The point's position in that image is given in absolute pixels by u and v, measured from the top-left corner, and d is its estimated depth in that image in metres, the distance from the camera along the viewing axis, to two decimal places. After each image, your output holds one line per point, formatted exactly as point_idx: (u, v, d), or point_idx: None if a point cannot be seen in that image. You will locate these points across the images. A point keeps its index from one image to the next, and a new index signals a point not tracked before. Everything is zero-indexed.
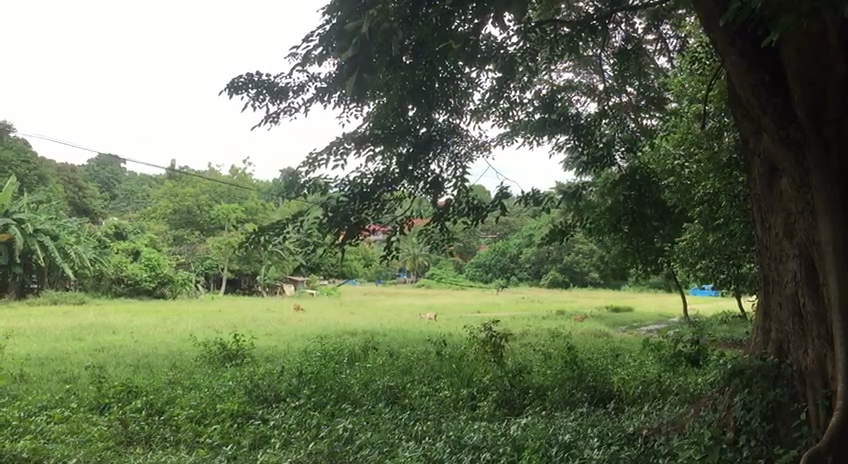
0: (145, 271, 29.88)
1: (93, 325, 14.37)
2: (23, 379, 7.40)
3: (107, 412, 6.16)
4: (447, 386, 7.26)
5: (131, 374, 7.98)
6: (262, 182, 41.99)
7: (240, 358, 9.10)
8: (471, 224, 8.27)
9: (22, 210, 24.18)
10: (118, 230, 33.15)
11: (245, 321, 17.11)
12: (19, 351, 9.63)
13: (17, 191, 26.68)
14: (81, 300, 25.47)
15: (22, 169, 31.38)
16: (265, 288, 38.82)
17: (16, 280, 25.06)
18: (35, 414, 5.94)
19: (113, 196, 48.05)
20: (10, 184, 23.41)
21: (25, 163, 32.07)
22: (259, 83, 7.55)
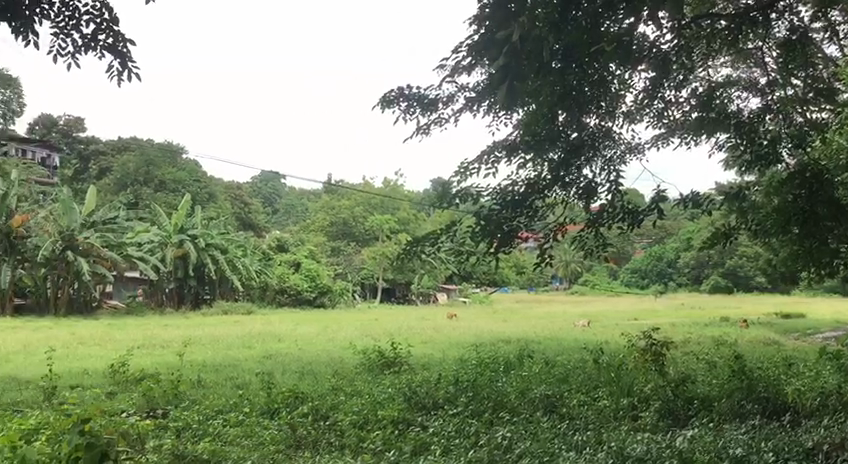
0: (305, 282, 31.29)
1: (261, 334, 15.12)
2: (201, 385, 7.91)
3: (277, 417, 6.46)
4: (606, 396, 7.09)
5: (297, 381, 8.34)
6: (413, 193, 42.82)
7: (398, 366, 9.30)
8: (628, 229, 7.95)
9: (194, 227, 25.94)
10: (280, 243, 34.83)
11: (400, 330, 17.51)
12: (197, 358, 10.33)
13: (190, 209, 28.72)
14: (248, 310, 26.91)
15: (194, 188, 33.72)
16: (419, 296, 39.51)
17: (192, 291, 26.86)
18: (213, 418, 6.31)
19: (275, 211, 50.67)
20: (184, 202, 25.26)
21: (197, 183, 34.42)
22: (409, 96, 7.74)
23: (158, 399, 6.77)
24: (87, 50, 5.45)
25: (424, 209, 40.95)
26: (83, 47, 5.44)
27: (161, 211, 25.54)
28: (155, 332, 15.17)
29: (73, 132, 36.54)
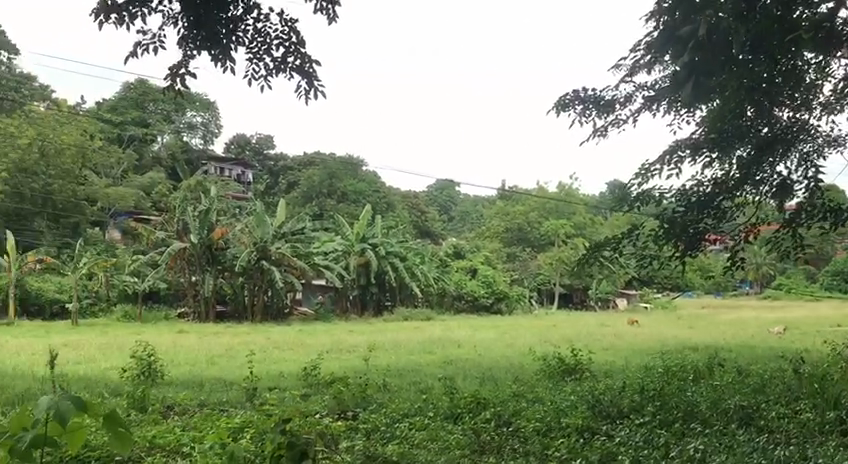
0: (482, 288, 31.60)
1: (441, 340, 15.45)
2: (387, 389, 8.17)
3: (460, 422, 6.55)
4: (809, 409, 6.59)
5: (477, 386, 8.44)
6: (589, 196, 42.01)
7: (579, 373, 9.15)
8: (830, 229, 7.36)
9: (376, 235, 26.83)
10: (457, 249, 35.50)
11: (580, 336, 17.23)
12: (382, 363, 10.71)
13: (371, 218, 29.83)
14: (427, 317, 27.52)
15: (374, 198, 34.93)
16: (598, 302, 38.73)
17: (373, 298, 27.88)
18: (399, 421, 6.48)
19: (450, 219, 51.56)
20: (365, 212, 26.26)
21: (376, 193, 35.70)
22: (585, 98, 7.70)
23: (347, 400, 7.05)
24: (277, 72, 5.82)
25: (602, 213, 40.02)
26: (274, 69, 5.81)
27: (344, 221, 26.71)
28: (342, 337, 15.92)
29: (265, 150, 39.60)
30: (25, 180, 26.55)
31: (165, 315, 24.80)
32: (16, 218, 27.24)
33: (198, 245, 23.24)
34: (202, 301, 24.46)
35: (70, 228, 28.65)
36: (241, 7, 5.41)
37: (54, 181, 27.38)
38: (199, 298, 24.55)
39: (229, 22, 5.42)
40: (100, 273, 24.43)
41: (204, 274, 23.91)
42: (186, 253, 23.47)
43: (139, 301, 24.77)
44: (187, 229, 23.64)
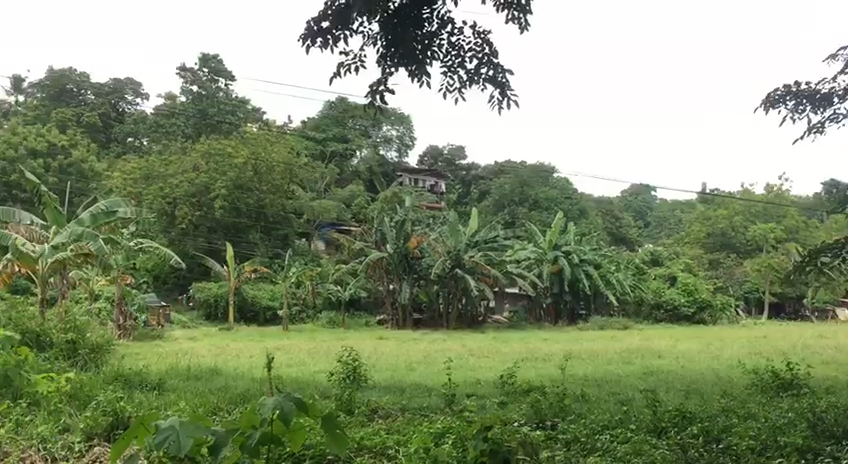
0: (683, 297, 30.31)
1: (641, 350, 14.98)
2: (585, 399, 8.01)
3: (665, 436, 6.29)
4: None
5: (682, 400, 8.08)
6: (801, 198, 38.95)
7: (796, 389, 8.50)
8: None
9: (569, 243, 26.64)
10: (653, 256, 34.54)
11: (796, 348, 16.00)
12: (580, 372, 10.55)
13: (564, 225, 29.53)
14: (625, 325, 26.74)
15: (566, 205, 34.47)
16: (814, 312, 35.87)
17: (568, 306, 27.62)
18: (601, 432, 6.34)
19: (646, 224, 49.82)
20: (557, 219, 26.04)
21: (570, 200, 35.28)
22: (798, 93, 7.51)
23: (546, 410, 6.95)
24: (471, 83, 5.93)
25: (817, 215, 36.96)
26: (467, 81, 5.92)
27: (537, 228, 26.73)
28: (538, 345, 15.87)
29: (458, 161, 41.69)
30: (241, 196, 29.01)
31: (366, 322, 26.04)
32: (233, 231, 29.74)
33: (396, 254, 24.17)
34: (399, 309, 25.55)
35: (280, 240, 30.84)
36: (436, 22, 5.59)
37: (267, 196, 29.77)
38: (397, 306, 25.65)
39: (425, 38, 5.62)
40: (307, 282, 26.33)
41: (401, 282, 24.79)
42: (385, 262, 24.56)
43: (343, 308, 26.16)
44: (385, 239, 24.60)
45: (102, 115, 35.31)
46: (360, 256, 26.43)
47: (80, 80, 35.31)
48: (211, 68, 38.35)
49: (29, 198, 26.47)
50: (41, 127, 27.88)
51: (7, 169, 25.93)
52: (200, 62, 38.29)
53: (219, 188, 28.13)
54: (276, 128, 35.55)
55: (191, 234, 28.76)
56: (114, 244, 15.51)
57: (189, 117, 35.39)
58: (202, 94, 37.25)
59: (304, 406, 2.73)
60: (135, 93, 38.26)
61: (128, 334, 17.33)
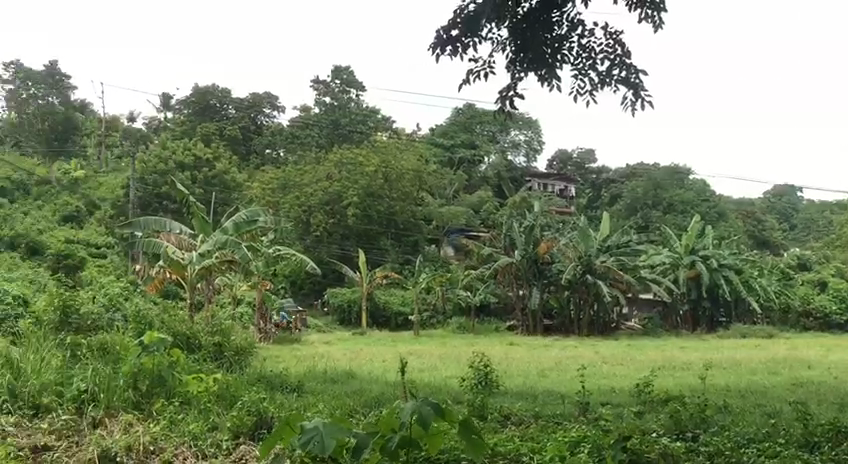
0: (834, 304, 28.52)
1: (790, 359, 14.20)
2: (729, 410, 7.68)
3: (817, 452, 5.93)
4: None
5: (837, 414, 7.59)
6: None
7: None
8: None
9: (706, 247, 25.66)
10: (801, 260, 32.68)
11: None
12: (722, 382, 10.13)
13: (701, 229, 28.45)
14: (770, 333, 25.36)
15: (703, 208, 33.12)
16: None
17: (706, 313, 26.56)
18: (746, 446, 6.06)
19: (793, 227, 47.12)
20: (694, 223, 25.12)
21: (707, 203, 33.92)
22: None
23: (686, 421, 6.69)
24: (602, 85, 5.83)
25: None
26: (599, 83, 5.83)
27: (672, 233, 25.86)
28: (678, 353, 15.36)
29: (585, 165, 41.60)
30: (373, 204, 29.62)
31: (496, 328, 26.07)
32: (365, 238, 30.42)
33: (526, 260, 24.18)
34: (529, 315, 25.44)
35: (410, 247, 31.13)
36: (566, 25, 5.54)
37: (396, 203, 30.09)
38: (527, 312, 25.51)
39: (554, 41, 5.58)
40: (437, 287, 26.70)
41: (531, 288, 24.71)
42: (514, 268, 24.57)
43: (472, 314, 26.31)
44: (514, 245, 24.60)
45: (242, 128, 37.14)
46: (488, 262, 26.49)
47: (222, 96, 37.16)
48: (343, 79, 39.61)
49: (177, 209, 28.18)
50: (188, 142, 29.60)
51: (158, 182, 27.73)
52: (333, 74, 39.65)
53: (351, 196, 28.91)
54: (406, 137, 36.13)
55: (325, 241, 29.98)
56: (255, 252, 16.21)
57: (322, 128, 36.82)
58: (334, 105, 38.77)
59: (444, 410, 2.80)
60: (272, 106, 39.74)
61: (267, 337, 18.24)
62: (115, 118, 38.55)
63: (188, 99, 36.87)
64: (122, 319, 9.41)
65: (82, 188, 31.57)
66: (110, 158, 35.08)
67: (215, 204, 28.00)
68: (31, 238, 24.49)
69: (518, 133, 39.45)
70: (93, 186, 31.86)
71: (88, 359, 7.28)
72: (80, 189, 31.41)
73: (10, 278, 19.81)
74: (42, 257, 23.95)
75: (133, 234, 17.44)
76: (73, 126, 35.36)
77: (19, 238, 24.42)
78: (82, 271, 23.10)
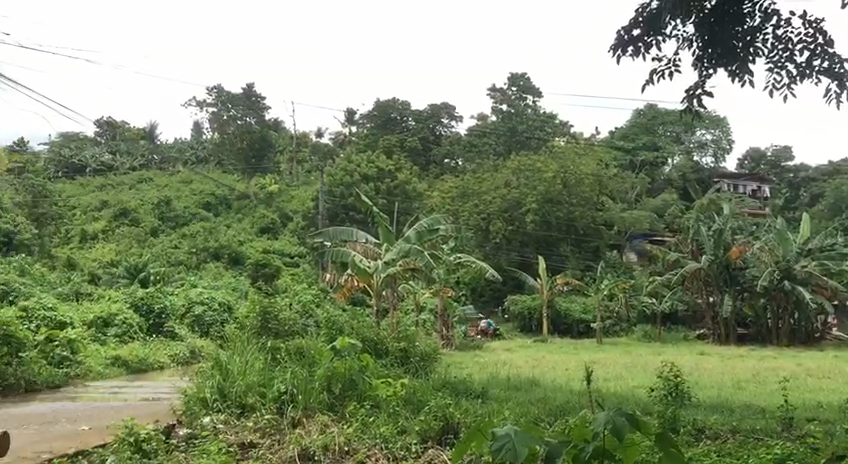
0: None
1: None
2: None
3: None
4: None
5: None
6: None
7: None
8: None
9: None
10: None
11: None
12: None
13: None
14: None
15: None
16: None
17: None
18: None
19: None
20: None
21: None
22: None
23: None
24: (802, 78, 5.46)
25: None
26: (799, 76, 5.44)
27: None
28: None
29: (781, 163, 38.89)
30: (553, 209, 29.62)
31: (685, 336, 25.00)
32: (544, 244, 30.28)
33: (716, 265, 23.04)
34: (721, 323, 24.12)
35: (591, 253, 30.56)
36: (759, 16, 5.22)
37: (577, 208, 29.58)
38: (718, 320, 24.28)
39: (747, 34, 5.27)
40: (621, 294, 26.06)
41: (723, 295, 23.51)
42: (703, 273, 23.43)
43: (659, 322, 25.48)
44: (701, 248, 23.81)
45: (422, 139, 37.99)
46: (676, 268, 25.54)
47: (402, 108, 38.09)
48: (519, 86, 39.66)
49: (362, 219, 29.34)
50: (372, 154, 30.77)
51: (345, 193, 29.04)
52: (510, 81, 39.81)
53: (530, 203, 29.24)
54: (585, 141, 35.52)
55: (505, 248, 30.20)
56: (438, 260, 16.59)
57: (500, 135, 37.53)
58: (511, 113, 38.53)
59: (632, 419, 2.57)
60: (449, 116, 40.40)
61: (451, 342, 18.83)
62: (304, 134, 40.76)
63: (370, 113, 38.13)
64: (315, 325, 9.95)
65: (276, 201, 33.69)
66: (301, 173, 37.16)
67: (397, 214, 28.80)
68: (233, 249, 26.48)
69: (704, 133, 37.82)
70: (286, 198, 33.92)
71: (286, 361, 7.73)
72: (275, 202, 33.56)
73: (216, 287, 21.54)
74: (243, 267, 25.83)
75: (324, 245, 18.41)
76: (266, 144, 37.64)
77: (223, 249, 26.45)
78: (278, 279, 24.66)
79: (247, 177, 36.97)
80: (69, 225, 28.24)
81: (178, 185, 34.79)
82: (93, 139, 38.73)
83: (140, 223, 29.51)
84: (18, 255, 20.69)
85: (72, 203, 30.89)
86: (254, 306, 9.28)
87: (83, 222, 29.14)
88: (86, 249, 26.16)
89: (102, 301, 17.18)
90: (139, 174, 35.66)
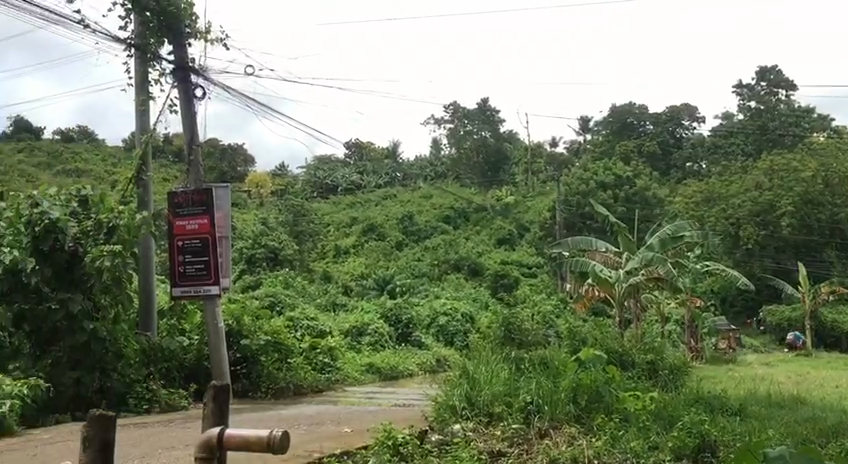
0: None
1: None
2: None
3: None
4: None
5: None
6: None
7: None
8: None
9: None
10: None
11: None
12: None
13: None
14: None
15: None
16: None
17: None
18: None
19: None
20: None
21: None
22: None
23: None
24: None
25: None
26: None
27: None
28: None
29: None
30: (811, 211, 27.38)
31: None
32: (803, 249, 27.88)
33: None
34: None
35: None
36: None
37: (842, 209, 27.11)
38: None
39: None
40: None
41: None
42: None
43: None
44: None
45: (662, 143, 36.67)
46: None
47: (640, 112, 37.28)
48: (769, 80, 37.73)
49: (600, 227, 28.85)
50: (608, 162, 30.18)
51: (582, 202, 28.71)
52: (758, 76, 38.09)
53: (785, 205, 27.19)
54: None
55: (757, 254, 28.18)
56: (682, 268, 15.97)
57: (748, 134, 35.19)
58: (760, 109, 36.39)
59: None
60: (691, 117, 38.80)
61: (700, 354, 18.15)
62: (539, 144, 41.00)
63: (606, 120, 37.87)
64: (557, 336, 9.93)
65: (513, 212, 34.23)
66: (536, 184, 37.24)
67: (636, 222, 28.00)
68: (472, 261, 27.24)
69: None
70: (522, 210, 34.28)
71: (531, 371, 7.74)
72: (511, 213, 34.14)
73: (458, 298, 22.25)
74: (482, 278, 26.48)
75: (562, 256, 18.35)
76: (503, 158, 39.35)
77: (463, 261, 27.30)
78: (518, 289, 24.98)
79: (483, 190, 37.81)
80: (324, 241, 30.58)
81: (419, 200, 36.40)
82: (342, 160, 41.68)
83: (386, 237, 31.21)
84: (283, 268, 22.79)
85: (326, 220, 33.41)
86: (497, 318, 9.48)
87: (336, 238, 31.39)
88: (340, 263, 28.15)
89: (356, 312, 18.37)
90: (384, 192, 37.86)
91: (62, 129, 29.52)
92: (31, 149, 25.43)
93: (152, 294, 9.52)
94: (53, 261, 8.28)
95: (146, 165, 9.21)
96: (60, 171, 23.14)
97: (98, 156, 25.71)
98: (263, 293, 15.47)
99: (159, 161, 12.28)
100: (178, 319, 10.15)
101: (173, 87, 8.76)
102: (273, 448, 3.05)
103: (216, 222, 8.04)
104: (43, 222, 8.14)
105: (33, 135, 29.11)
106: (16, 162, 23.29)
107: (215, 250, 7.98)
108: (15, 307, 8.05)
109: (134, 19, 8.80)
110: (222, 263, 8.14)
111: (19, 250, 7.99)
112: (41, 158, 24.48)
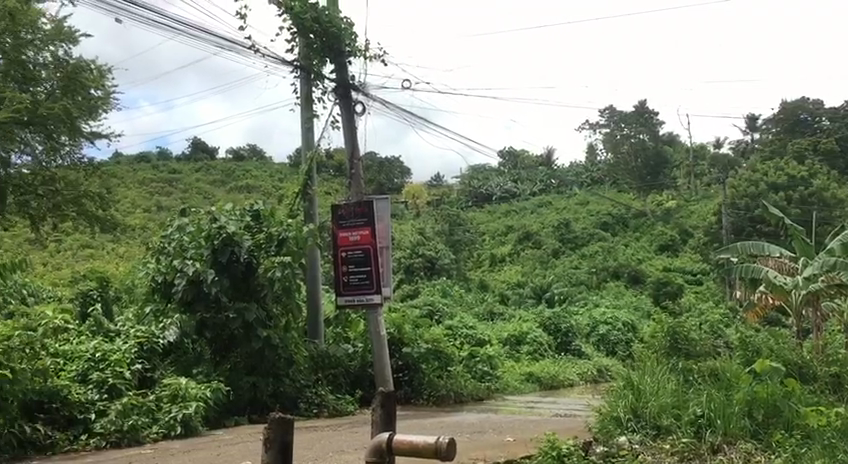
0: None
1: None
2: None
3: None
4: None
5: None
6: None
7: None
8: None
9: None
10: None
11: None
12: None
13: None
14: None
15: None
16: None
17: None
18: None
19: None
20: None
21: None
22: None
23: None
24: None
25: None
26: None
27: None
28: None
29: None
30: None
31: None
32: None
33: None
34: None
35: None
36: None
37: None
38: None
39: None
40: None
41: None
42: None
43: None
44: None
45: (840, 138, 33.63)
46: None
47: (814, 108, 35.24)
48: None
49: (772, 231, 27.22)
50: (781, 162, 28.62)
51: (751, 205, 27.31)
52: None
53: None
54: None
55: None
56: None
57: None
58: None
59: None
60: None
61: None
62: (701, 148, 39.93)
63: (776, 117, 36.32)
64: (728, 346, 9.45)
65: (675, 218, 33.50)
66: (699, 186, 36.71)
67: (813, 225, 26.11)
68: (633, 268, 26.52)
69: None
70: (686, 215, 33.15)
71: (701, 383, 7.37)
72: (673, 218, 33.51)
73: (619, 306, 21.70)
74: (644, 286, 25.69)
75: (730, 262, 17.44)
76: (663, 161, 36.71)
77: (622, 268, 26.64)
78: (683, 297, 24.02)
79: (644, 195, 36.21)
80: (480, 250, 30.77)
81: (575, 207, 35.89)
82: (495, 168, 41.79)
83: (542, 245, 31.00)
84: (441, 278, 23.16)
85: (482, 229, 33.59)
86: (662, 327, 9.18)
87: (492, 247, 31.60)
88: (496, 271, 28.22)
89: (516, 320, 18.34)
90: (539, 200, 37.66)
91: (234, 149, 31.55)
92: (208, 168, 27.32)
93: (319, 303, 9.95)
94: (230, 272, 8.80)
95: (311, 179, 9.64)
96: (233, 187, 24.71)
97: (267, 173, 27.25)
98: (424, 302, 15.80)
99: (324, 177, 12.87)
100: (343, 327, 10.54)
101: (335, 104, 9.12)
102: (441, 454, 3.06)
103: (377, 232, 8.28)
104: (221, 236, 8.72)
105: (208, 155, 31.29)
106: (195, 181, 25.11)
107: (377, 260, 8.23)
108: (197, 315, 8.69)
109: (299, 42, 9.30)
110: (383, 272, 8.38)
111: (201, 263, 8.61)
112: (216, 176, 26.26)
